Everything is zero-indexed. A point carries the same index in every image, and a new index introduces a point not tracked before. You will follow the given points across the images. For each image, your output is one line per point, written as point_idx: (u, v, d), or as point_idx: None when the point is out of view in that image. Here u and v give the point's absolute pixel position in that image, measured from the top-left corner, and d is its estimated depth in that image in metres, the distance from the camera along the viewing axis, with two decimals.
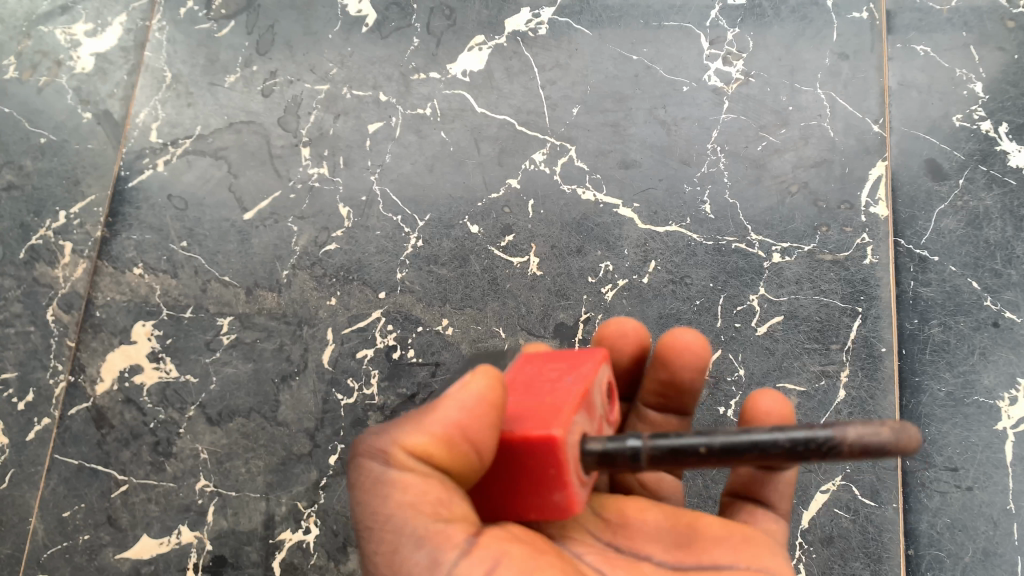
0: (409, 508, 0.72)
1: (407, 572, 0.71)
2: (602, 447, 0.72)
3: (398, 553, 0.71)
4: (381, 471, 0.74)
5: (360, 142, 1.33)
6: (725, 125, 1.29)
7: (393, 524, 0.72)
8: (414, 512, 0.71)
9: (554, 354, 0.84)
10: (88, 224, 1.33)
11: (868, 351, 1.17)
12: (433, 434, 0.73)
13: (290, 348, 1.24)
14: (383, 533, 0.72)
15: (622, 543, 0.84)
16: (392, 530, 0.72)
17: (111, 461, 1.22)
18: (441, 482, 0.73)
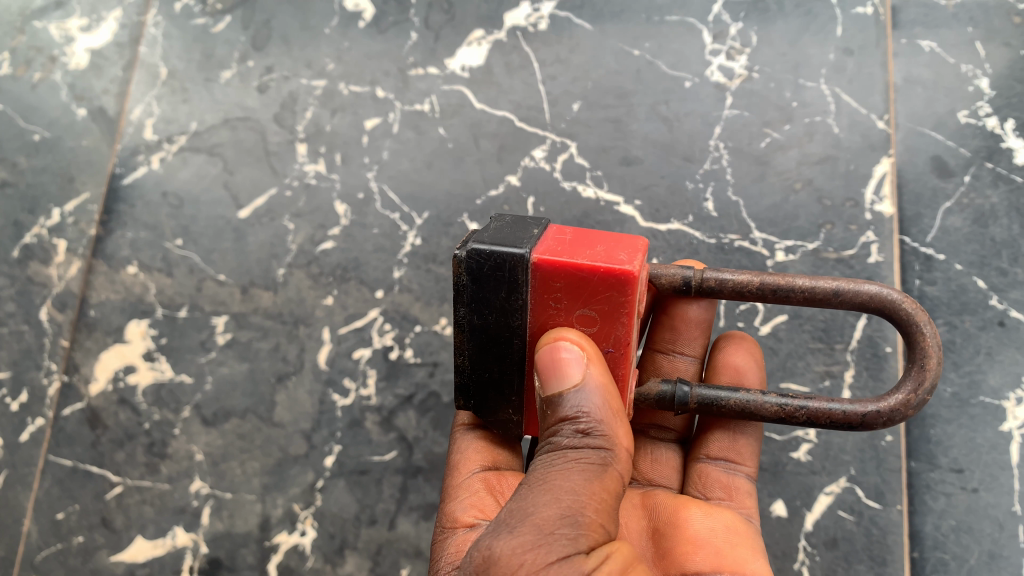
0: (592, 500, 0.77)
1: (552, 535, 0.75)
2: (680, 389, 0.88)
3: (561, 518, 0.75)
4: (595, 458, 0.78)
5: (358, 138, 1.32)
6: (728, 121, 1.28)
7: (574, 495, 0.77)
8: (595, 508, 0.77)
9: (571, 274, 0.79)
10: (82, 222, 1.31)
11: (873, 350, 1.15)
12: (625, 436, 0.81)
13: (286, 347, 1.23)
14: (555, 498, 0.77)
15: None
16: (571, 502, 0.76)
17: (105, 462, 1.20)
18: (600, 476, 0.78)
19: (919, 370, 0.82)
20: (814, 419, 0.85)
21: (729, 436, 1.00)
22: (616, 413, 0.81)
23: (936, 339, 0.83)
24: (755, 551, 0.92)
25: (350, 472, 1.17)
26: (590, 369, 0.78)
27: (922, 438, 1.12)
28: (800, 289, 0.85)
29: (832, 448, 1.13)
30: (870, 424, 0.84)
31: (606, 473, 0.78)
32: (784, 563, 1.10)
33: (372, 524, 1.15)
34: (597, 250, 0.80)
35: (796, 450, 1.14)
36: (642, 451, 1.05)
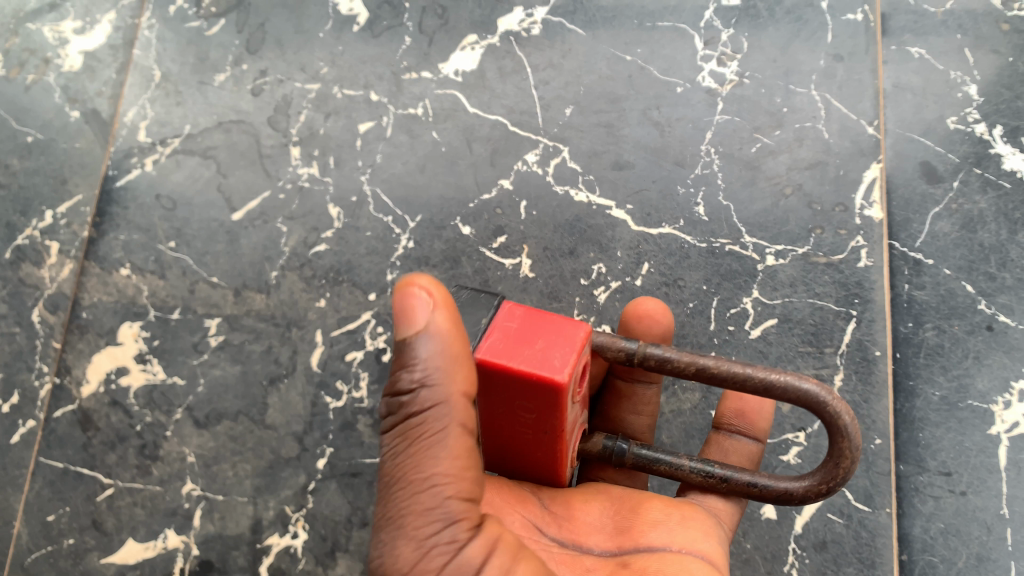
0: (459, 476, 0.77)
1: (391, 536, 0.77)
2: (620, 443, 0.95)
3: (428, 518, 0.76)
4: (437, 426, 0.77)
5: (351, 141, 1.32)
6: (719, 127, 1.29)
7: (437, 487, 0.76)
8: (417, 495, 0.76)
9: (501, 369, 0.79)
10: (75, 224, 1.31)
11: (862, 354, 1.16)
12: (463, 407, 0.77)
13: (278, 350, 1.23)
14: (399, 489, 0.78)
15: (566, 538, 0.92)
16: (431, 494, 0.76)
17: (97, 464, 1.20)
18: (437, 455, 0.77)
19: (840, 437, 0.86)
20: (733, 487, 0.92)
21: (722, 446, 1.05)
22: (454, 357, 0.77)
23: (856, 436, 0.86)
24: (709, 531, 0.93)
25: (342, 475, 1.17)
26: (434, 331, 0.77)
27: (911, 441, 1.13)
28: (731, 376, 0.86)
29: (822, 451, 1.14)
30: (791, 498, 0.89)
31: (448, 441, 0.77)
32: (774, 566, 1.10)
33: (364, 526, 1.15)
34: (537, 348, 0.80)
35: (785, 453, 1.14)
36: None
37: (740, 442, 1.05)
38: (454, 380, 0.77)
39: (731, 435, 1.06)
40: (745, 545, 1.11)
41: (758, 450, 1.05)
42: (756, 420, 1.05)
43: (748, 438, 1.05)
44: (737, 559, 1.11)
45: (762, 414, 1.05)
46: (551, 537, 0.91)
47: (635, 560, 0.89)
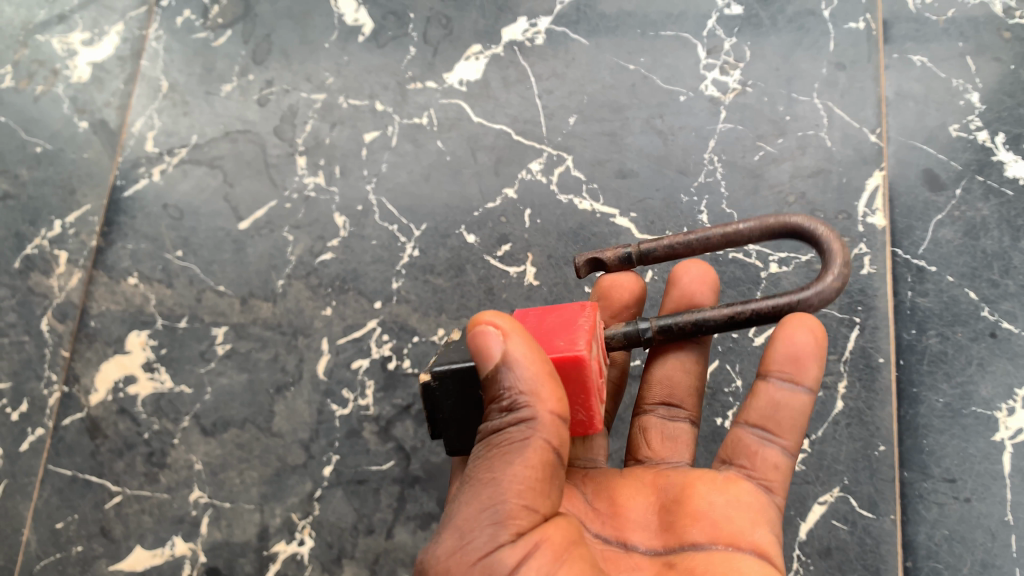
0: (526, 477, 0.77)
1: (459, 524, 0.78)
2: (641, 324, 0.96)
3: (480, 513, 0.76)
4: (524, 434, 0.79)
5: (357, 151, 1.33)
6: (722, 135, 1.29)
7: (495, 485, 0.77)
8: (491, 493, 0.77)
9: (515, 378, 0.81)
10: (83, 233, 1.32)
11: (865, 361, 1.17)
12: (547, 416, 0.80)
13: (285, 358, 1.24)
14: (479, 487, 0.78)
15: (612, 534, 0.93)
16: (493, 492, 0.77)
17: (105, 472, 1.21)
18: (518, 458, 0.78)
19: (833, 252, 0.93)
20: (759, 314, 0.92)
21: (770, 401, 0.95)
22: (549, 377, 0.81)
23: (838, 241, 0.93)
24: (756, 521, 0.89)
25: (348, 482, 1.18)
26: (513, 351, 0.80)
27: (915, 447, 1.14)
28: (715, 234, 0.99)
29: (825, 458, 1.14)
30: (808, 304, 0.92)
31: (529, 445, 0.79)
32: None
33: (370, 533, 1.16)
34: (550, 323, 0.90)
35: None
36: (652, 427, 1.04)
37: (789, 395, 0.95)
38: (545, 382, 0.80)
39: (780, 385, 0.95)
40: None
41: (809, 401, 0.95)
42: (805, 366, 0.94)
43: (798, 387, 0.95)
44: None
45: (812, 359, 0.94)
46: (595, 533, 0.94)
47: (682, 559, 0.87)
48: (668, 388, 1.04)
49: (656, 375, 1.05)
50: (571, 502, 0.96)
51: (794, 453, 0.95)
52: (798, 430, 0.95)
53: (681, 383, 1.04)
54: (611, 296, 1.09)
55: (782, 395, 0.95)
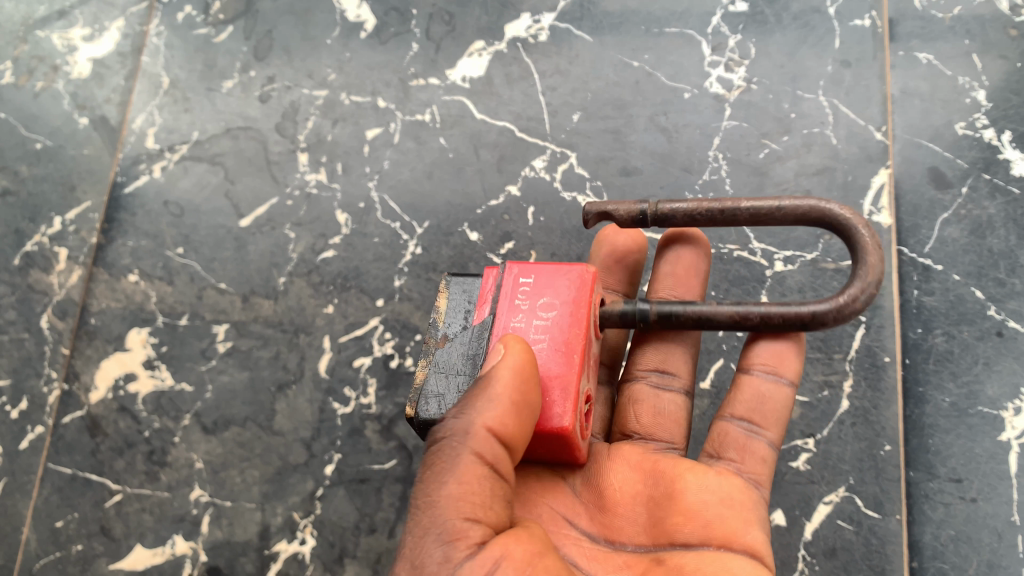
0: (461, 495, 0.80)
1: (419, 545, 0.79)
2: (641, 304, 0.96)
3: (429, 536, 0.78)
4: (460, 450, 0.82)
5: (359, 148, 1.32)
6: (726, 133, 1.29)
7: (434, 509, 0.80)
8: (439, 510, 0.79)
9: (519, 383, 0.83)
10: (83, 230, 1.31)
11: (871, 360, 1.16)
12: (495, 424, 0.81)
13: (286, 356, 1.23)
14: (423, 511, 0.80)
15: (599, 532, 0.92)
16: (434, 516, 0.79)
17: (105, 470, 1.20)
18: (459, 472, 0.81)
19: (866, 269, 0.92)
20: (765, 322, 0.93)
21: (755, 394, 0.96)
22: (490, 401, 0.82)
23: (875, 241, 0.93)
24: (750, 521, 0.88)
25: (350, 481, 1.17)
26: (505, 350, 0.84)
27: (920, 447, 1.13)
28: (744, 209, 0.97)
29: (830, 457, 1.13)
30: (820, 321, 0.92)
31: (458, 466, 0.81)
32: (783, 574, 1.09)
33: (371, 532, 1.15)
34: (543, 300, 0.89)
35: (794, 460, 1.14)
36: (645, 400, 1.01)
37: (774, 385, 0.96)
38: (496, 391, 0.81)
39: (762, 378, 0.96)
40: None
41: (791, 394, 0.96)
42: (786, 360, 0.96)
43: (780, 380, 0.96)
44: None
45: (786, 352, 0.96)
46: (582, 529, 0.93)
47: (671, 556, 0.87)
48: (663, 355, 1.02)
49: (652, 341, 1.02)
50: (559, 497, 0.94)
51: (777, 445, 0.96)
52: (782, 422, 0.96)
53: (675, 348, 1.01)
54: (615, 241, 1.12)
55: (767, 386, 0.96)
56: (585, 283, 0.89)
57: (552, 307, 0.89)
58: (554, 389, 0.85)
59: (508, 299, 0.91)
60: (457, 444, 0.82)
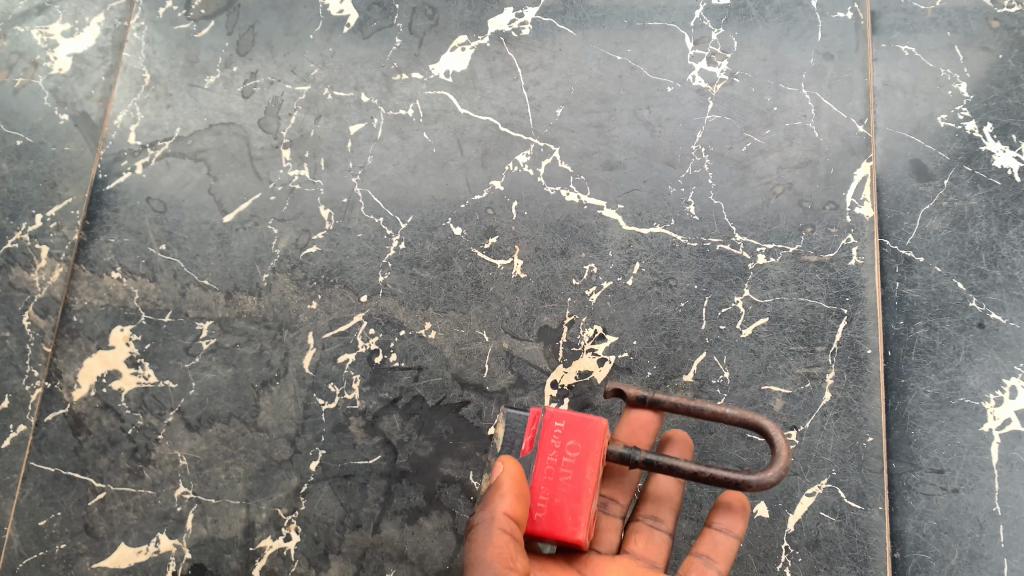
0: (501, 551, 0.87)
1: None
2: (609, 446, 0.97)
3: None
4: (483, 529, 0.89)
5: (342, 143, 1.32)
6: (709, 126, 1.29)
7: (478, 573, 0.86)
8: (485, 567, 0.86)
9: (519, 474, 0.92)
10: (65, 227, 1.30)
11: (853, 352, 1.17)
12: (512, 504, 0.89)
13: (270, 352, 1.23)
14: (470, 573, 0.87)
15: None
16: (480, 570, 0.86)
17: (88, 468, 1.20)
18: (485, 540, 0.88)
19: (779, 460, 0.95)
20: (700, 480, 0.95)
21: (712, 542, 1.01)
22: (512, 494, 0.90)
23: (789, 446, 0.96)
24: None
25: (334, 477, 1.17)
26: (504, 465, 0.93)
27: (903, 438, 1.14)
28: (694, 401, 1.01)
29: (814, 449, 1.14)
30: (742, 490, 0.94)
31: (491, 535, 0.88)
32: (767, 564, 1.10)
33: (356, 528, 1.15)
34: (567, 443, 0.95)
35: None
36: (637, 532, 1.04)
37: (728, 531, 1.01)
38: (509, 486, 0.90)
39: (718, 527, 1.01)
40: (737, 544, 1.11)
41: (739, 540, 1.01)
42: (736, 516, 1.02)
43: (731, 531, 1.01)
44: None
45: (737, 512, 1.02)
46: None
47: None
48: (656, 502, 1.06)
49: (648, 489, 1.07)
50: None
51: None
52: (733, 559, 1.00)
53: (670, 497, 1.05)
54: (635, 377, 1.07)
55: (722, 531, 1.01)
56: (602, 443, 0.95)
57: (578, 453, 0.95)
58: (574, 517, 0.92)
59: (544, 440, 0.96)
60: (480, 523, 0.89)
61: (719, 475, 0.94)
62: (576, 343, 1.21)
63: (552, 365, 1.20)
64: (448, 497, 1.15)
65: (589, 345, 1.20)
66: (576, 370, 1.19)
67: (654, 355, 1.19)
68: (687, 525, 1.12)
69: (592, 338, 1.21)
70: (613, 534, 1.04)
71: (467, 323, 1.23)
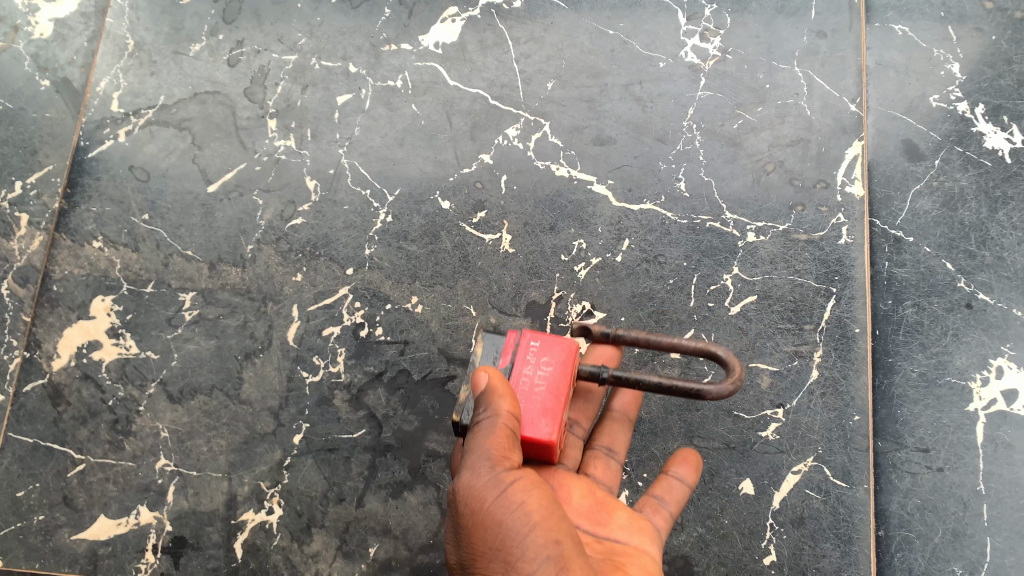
0: (501, 445, 0.84)
1: (474, 478, 0.84)
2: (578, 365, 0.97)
3: (478, 472, 0.84)
4: (484, 423, 0.85)
5: (329, 114, 1.30)
6: (700, 103, 1.27)
7: (472, 453, 0.85)
8: (485, 453, 0.84)
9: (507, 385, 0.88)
10: (45, 195, 1.28)
11: (841, 331, 1.17)
12: (509, 403, 0.86)
13: (254, 324, 1.21)
14: (469, 458, 0.85)
15: None
16: (479, 457, 0.84)
17: (68, 440, 1.18)
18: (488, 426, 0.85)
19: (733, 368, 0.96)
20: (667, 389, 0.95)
21: (666, 486, 1.00)
22: (505, 396, 0.86)
23: (739, 360, 0.98)
24: (647, 571, 0.90)
25: (318, 450, 1.16)
26: (487, 375, 0.89)
27: (889, 418, 1.14)
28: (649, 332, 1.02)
29: (800, 427, 1.14)
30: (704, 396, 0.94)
31: (494, 430, 0.84)
32: (751, 541, 1.10)
33: (340, 502, 1.14)
34: (542, 360, 0.93)
35: (764, 429, 1.14)
36: (592, 461, 1.04)
37: (679, 479, 1.00)
38: (501, 390, 0.87)
39: (671, 476, 1.01)
40: (722, 520, 1.11)
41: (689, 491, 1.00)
42: (684, 470, 1.01)
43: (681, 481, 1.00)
44: (714, 534, 1.11)
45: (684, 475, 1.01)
46: None
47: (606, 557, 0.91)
48: (611, 433, 1.06)
49: (605, 423, 1.07)
50: None
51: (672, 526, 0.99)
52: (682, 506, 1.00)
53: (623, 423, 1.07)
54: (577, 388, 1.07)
55: (674, 475, 1.00)
56: (575, 361, 0.93)
57: (553, 368, 0.92)
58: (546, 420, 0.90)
59: (518, 360, 0.93)
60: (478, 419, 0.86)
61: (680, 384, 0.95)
62: (563, 319, 1.19)
63: None
64: (433, 472, 1.14)
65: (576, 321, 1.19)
66: None
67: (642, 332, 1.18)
68: None
69: (580, 314, 1.19)
70: (576, 451, 1.04)
71: (453, 297, 1.22)
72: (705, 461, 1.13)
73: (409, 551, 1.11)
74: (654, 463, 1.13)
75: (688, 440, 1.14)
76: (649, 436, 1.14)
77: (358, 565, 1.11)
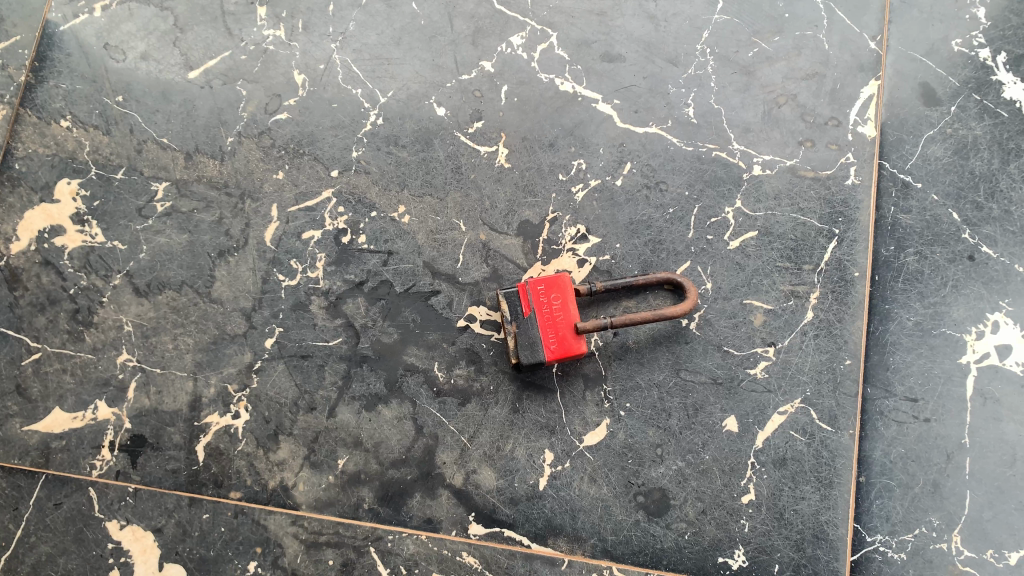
0: (544, 319, 1.05)
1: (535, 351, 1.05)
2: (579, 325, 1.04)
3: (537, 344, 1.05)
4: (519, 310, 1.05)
5: (323, 6, 1.22)
6: (716, 27, 1.21)
7: (525, 333, 1.04)
8: (536, 333, 1.04)
9: (525, 292, 1.05)
10: (11, 67, 1.19)
11: (840, 274, 1.14)
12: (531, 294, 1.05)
13: (230, 221, 1.15)
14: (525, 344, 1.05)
15: None
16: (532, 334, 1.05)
17: (23, 327, 1.11)
18: (526, 313, 1.05)
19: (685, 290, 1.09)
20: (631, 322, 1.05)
21: None
22: (531, 294, 1.05)
23: (689, 283, 1.09)
24: None
25: (291, 356, 1.11)
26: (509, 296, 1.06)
27: (880, 364, 1.11)
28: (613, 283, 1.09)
29: (790, 367, 1.11)
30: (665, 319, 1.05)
31: (534, 316, 1.05)
32: (731, 479, 1.08)
33: (310, 411, 1.09)
34: (547, 291, 1.05)
35: (754, 367, 1.11)
36: None
37: None
38: (525, 293, 1.05)
39: None
40: (703, 456, 1.08)
41: None
42: None
43: None
44: (693, 469, 1.08)
45: None
46: None
47: None
48: None
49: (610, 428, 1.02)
50: None
51: None
52: None
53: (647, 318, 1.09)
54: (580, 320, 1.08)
55: None
56: (569, 284, 1.06)
57: (552, 288, 1.05)
58: (566, 307, 1.05)
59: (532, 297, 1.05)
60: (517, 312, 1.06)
61: (644, 316, 1.05)
62: (556, 242, 1.15)
63: (530, 262, 1.14)
64: (410, 387, 1.10)
65: (570, 244, 1.14)
66: (555, 269, 1.14)
67: (635, 261, 1.14)
68: (653, 434, 1.09)
69: (574, 238, 1.15)
70: None
71: (443, 210, 1.16)
72: (690, 396, 1.10)
73: (380, 465, 1.08)
74: (639, 394, 1.10)
75: (674, 373, 1.10)
76: (635, 366, 1.10)
77: (325, 476, 1.07)
